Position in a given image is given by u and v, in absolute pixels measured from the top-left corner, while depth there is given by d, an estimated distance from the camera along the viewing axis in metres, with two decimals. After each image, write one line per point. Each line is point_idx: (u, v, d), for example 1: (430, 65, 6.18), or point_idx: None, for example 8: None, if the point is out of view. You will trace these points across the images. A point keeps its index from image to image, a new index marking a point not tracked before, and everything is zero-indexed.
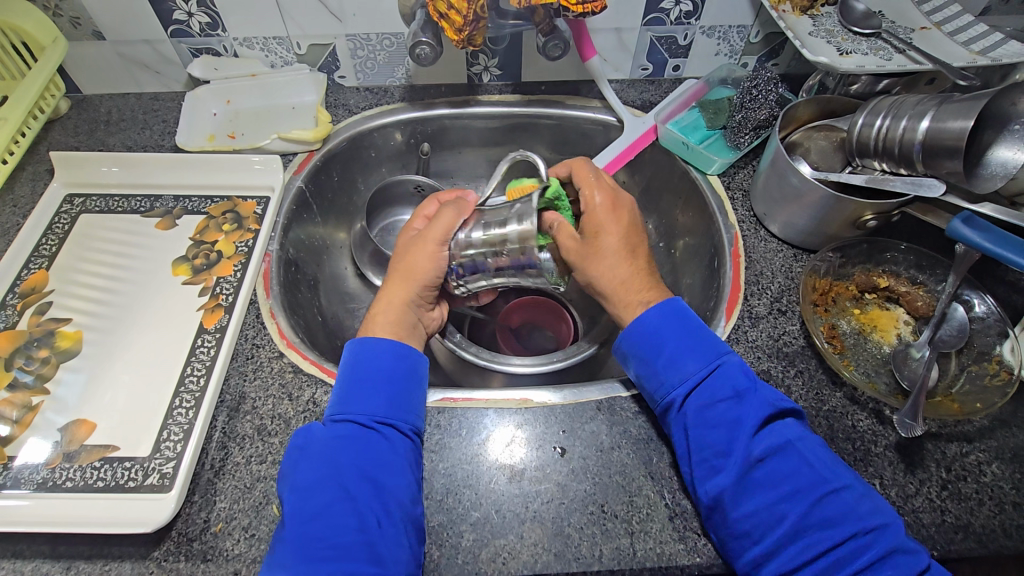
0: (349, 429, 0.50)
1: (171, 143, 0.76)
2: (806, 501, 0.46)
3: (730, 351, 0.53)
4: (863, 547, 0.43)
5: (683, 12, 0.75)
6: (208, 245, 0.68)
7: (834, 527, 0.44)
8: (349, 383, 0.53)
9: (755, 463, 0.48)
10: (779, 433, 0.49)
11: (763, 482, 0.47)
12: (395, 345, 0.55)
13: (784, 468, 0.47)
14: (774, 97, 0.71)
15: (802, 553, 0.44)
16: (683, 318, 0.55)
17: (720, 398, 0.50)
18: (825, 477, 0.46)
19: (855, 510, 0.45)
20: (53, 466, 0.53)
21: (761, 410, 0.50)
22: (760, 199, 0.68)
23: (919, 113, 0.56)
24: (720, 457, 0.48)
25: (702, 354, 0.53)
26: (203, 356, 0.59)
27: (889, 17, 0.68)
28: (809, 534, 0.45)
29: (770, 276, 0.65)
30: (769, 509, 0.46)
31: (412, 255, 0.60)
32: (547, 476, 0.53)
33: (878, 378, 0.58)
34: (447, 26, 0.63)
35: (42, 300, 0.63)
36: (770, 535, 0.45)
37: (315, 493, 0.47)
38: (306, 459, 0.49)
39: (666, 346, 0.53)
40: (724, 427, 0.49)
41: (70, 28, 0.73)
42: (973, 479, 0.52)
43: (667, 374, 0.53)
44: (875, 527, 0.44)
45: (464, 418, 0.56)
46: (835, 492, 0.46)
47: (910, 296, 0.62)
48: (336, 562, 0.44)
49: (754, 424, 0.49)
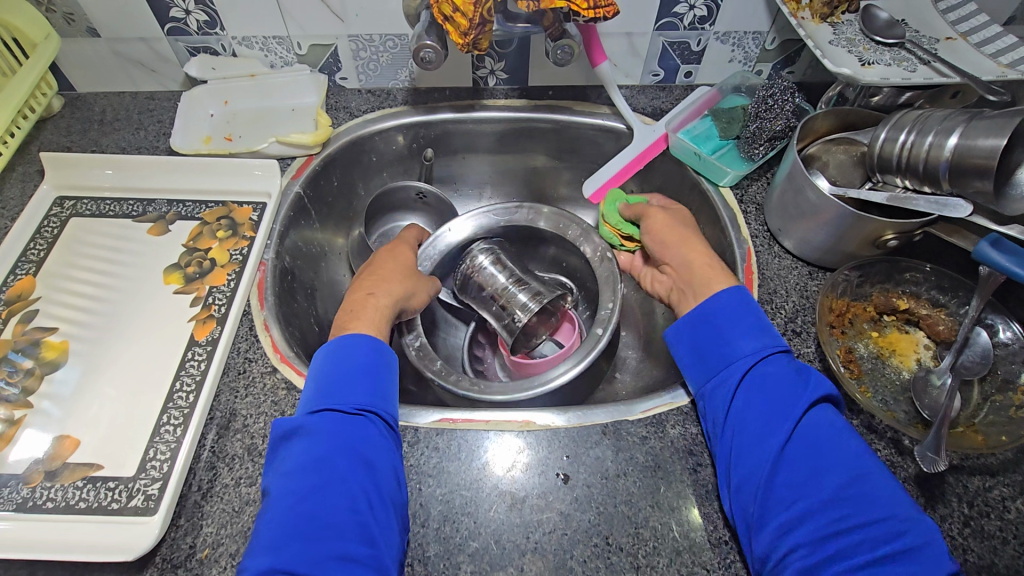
0: (341, 416, 0.48)
1: (166, 145, 0.73)
2: (846, 477, 0.44)
3: (786, 346, 0.52)
4: (893, 531, 0.41)
5: (697, 17, 0.72)
6: (201, 252, 0.66)
7: (867, 506, 0.42)
8: (339, 373, 0.51)
9: (800, 437, 0.47)
10: (829, 414, 0.48)
11: (805, 454, 0.46)
12: (371, 339, 0.54)
13: (831, 450, 0.45)
14: (791, 106, 0.67)
15: (834, 528, 0.42)
16: (752, 304, 0.54)
17: (779, 373, 0.50)
18: (867, 461, 0.45)
19: (891, 495, 0.43)
20: (33, 485, 0.50)
21: (819, 390, 0.49)
22: (775, 213, 0.66)
23: (945, 129, 0.53)
24: (770, 426, 0.47)
25: (768, 333, 0.52)
26: (193, 370, 0.57)
27: (912, 26, 0.66)
28: (841, 509, 0.43)
29: (784, 294, 0.63)
30: (806, 481, 0.45)
31: (403, 274, 0.65)
32: (549, 505, 0.50)
33: (897, 406, 0.56)
34: (452, 29, 0.60)
35: (29, 308, 0.61)
36: (804, 507, 0.43)
37: (312, 474, 0.45)
38: (297, 446, 0.47)
39: (740, 320, 0.53)
40: (773, 403, 0.48)
41: (63, 24, 0.70)
42: (996, 516, 0.50)
43: (735, 344, 0.52)
44: (908, 516, 0.42)
45: (464, 440, 0.53)
46: (873, 475, 0.44)
47: (931, 320, 0.59)
48: (328, 543, 0.42)
49: (807, 404, 0.48)
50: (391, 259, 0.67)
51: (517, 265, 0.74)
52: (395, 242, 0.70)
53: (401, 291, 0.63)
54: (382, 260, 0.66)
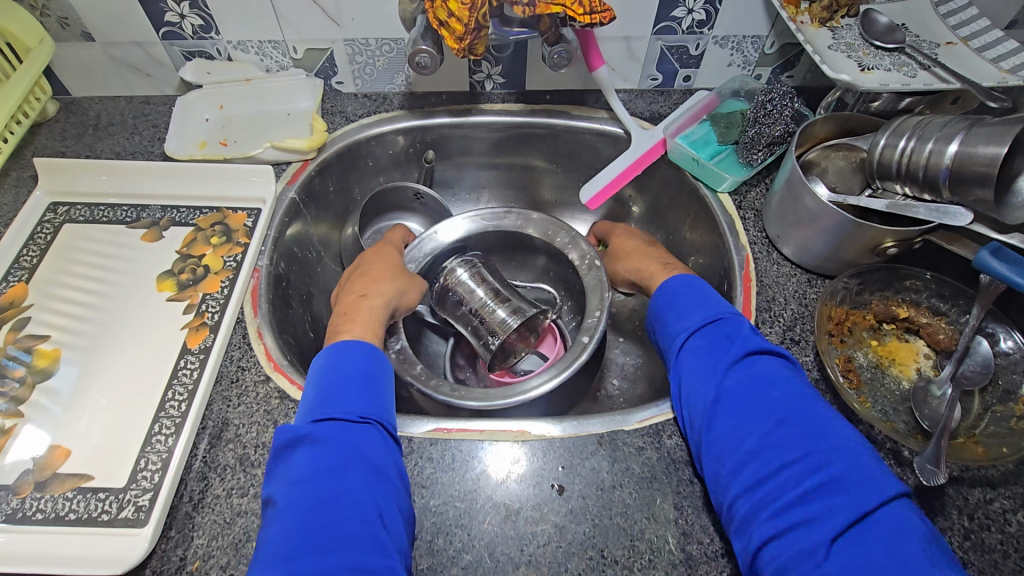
0: (347, 424, 0.47)
1: (160, 150, 0.73)
2: (771, 423, 0.45)
3: (727, 311, 0.54)
4: (810, 468, 0.42)
5: (695, 21, 0.72)
6: (195, 259, 0.66)
7: (790, 448, 0.43)
8: (343, 380, 0.50)
9: (728, 391, 0.48)
10: (758, 366, 0.49)
11: (733, 407, 0.47)
12: (369, 347, 0.54)
13: (754, 399, 0.47)
14: (790, 112, 0.67)
15: (758, 473, 0.43)
16: (694, 285, 0.57)
17: (710, 338, 0.52)
18: (796, 406, 0.46)
19: (817, 435, 0.44)
20: (23, 496, 0.50)
21: (746, 345, 0.50)
22: (774, 220, 0.65)
23: (946, 135, 0.53)
24: (703, 387, 0.49)
25: (704, 304, 0.55)
26: (185, 379, 0.56)
27: (912, 30, 0.65)
28: (767, 454, 0.44)
29: (783, 302, 0.62)
30: (733, 432, 0.46)
31: (395, 275, 0.65)
32: (544, 517, 0.50)
33: (897, 416, 0.55)
34: (447, 34, 0.60)
35: (21, 315, 0.60)
36: (732, 458, 0.45)
37: (319, 484, 0.44)
38: (304, 455, 0.45)
39: (678, 301, 0.56)
40: (703, 365, 0.50)
41: (58, 28, 0.70)
42: (997, 529, 0.49)
43: (674, 324, 0.55)
44: (833, 453, 0.42)
45: (458, 450, 0.53)
46: (801, 418, 0.45)
47: (931, 329, 0.59)
48: (342, 554, 0.41)
49: (733, 360, 0.49)
50: (380, 260, 0.66)
51: (500, 280, 0.73)
52: (381, 243, 0.70)
53: (394, 291, 0.63)
54: (373, 260, 0.66)
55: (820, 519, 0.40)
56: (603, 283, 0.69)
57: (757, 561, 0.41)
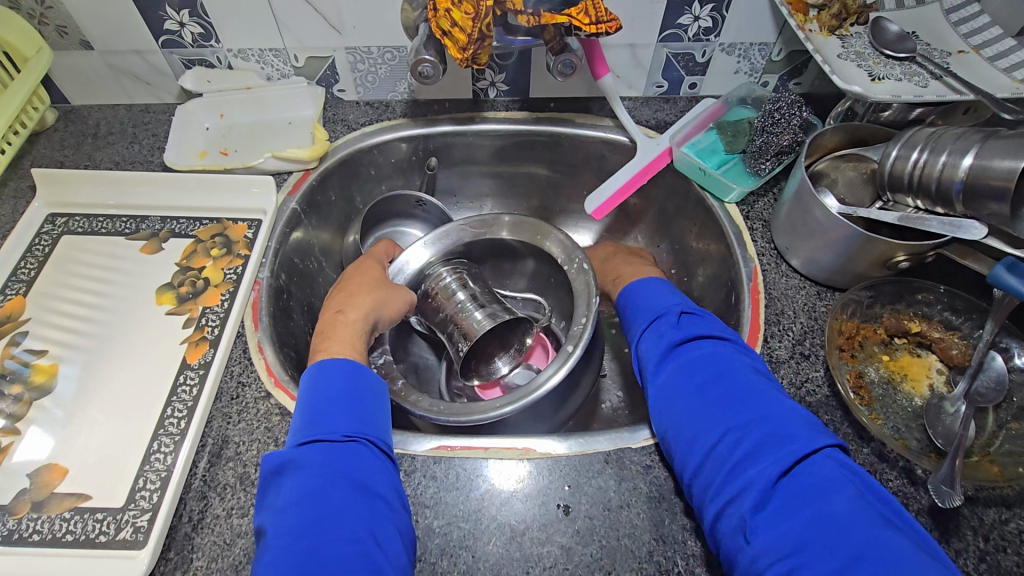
0: (330, 445, 0.47)
1: (160, 159, 0.72)
2: (703, 404, 0.47)
3: (670, 302, 0.56)
4: (734, 442, 0.44)
5: (702, 29, 0.71)
6: (195, 271, 0.65)
7: (717, 425, 0.46)
8: (322, 399, 0.50)
9: (667, 377, 0.51)
10: (692, 352, 0.51)
11: (670, 392, 0.50)
12: (348, 363, 0.53)
13: (687, 383, 0.49)
14: (798, 121, 0.66)
15: (696, 457, 0.46)
16: (648, 284, 0.60)
17: (652, 331, 0.55)
18: (724, 383, 0.48)
19: (741, 410, 0.46)
20: (19, 516, 0.49)
21: (680, 333, 0.53)
22: (783, 231, 0.64)
23: (960, 148, 0.52)
24: (648, 377, 0.52)
25: (650, 300, 0.58)
26: (184, 396, 0.55)
27: (923, 39, 0.64)
28: (700, 433, 0.46)
29: (792, 315, 0.61)
30: (672, 416, 0.49)
31: (373, 287, 0.64)
32: (550, 538, 0.49)
33: (909, 434, 0.54)
34: (450, 44, 0.59)
35: (18, 329, 0.60)
36: (674, 445, 0.48)
37: (306, 511, 0.43)
38: (289, 481, 0.45)
39: (629, 301, 0.60)
40: (647, 356, 0.53)
41: (56, 37, 0.69)
42: (1013, 551, 0.48)
43: (628, 323, 0.59)
44: (754, 425, 0.44)
45: (462, 468, 0.52)
46: (728, 395, 0.47)
47: (944, 343, 0.58)
48: None
49: (665, 350, 0.52)
50: (359, 274, 0.66)
51: (483, 287, 0.72)
52: (363, 258, 0.69)
53: (373, 304, 0.62)
54: (352, 274, 0.66)
55: (747, 489, 0.42)
56: (591, 287, 0.67)
57: (715, 540, 0.44)
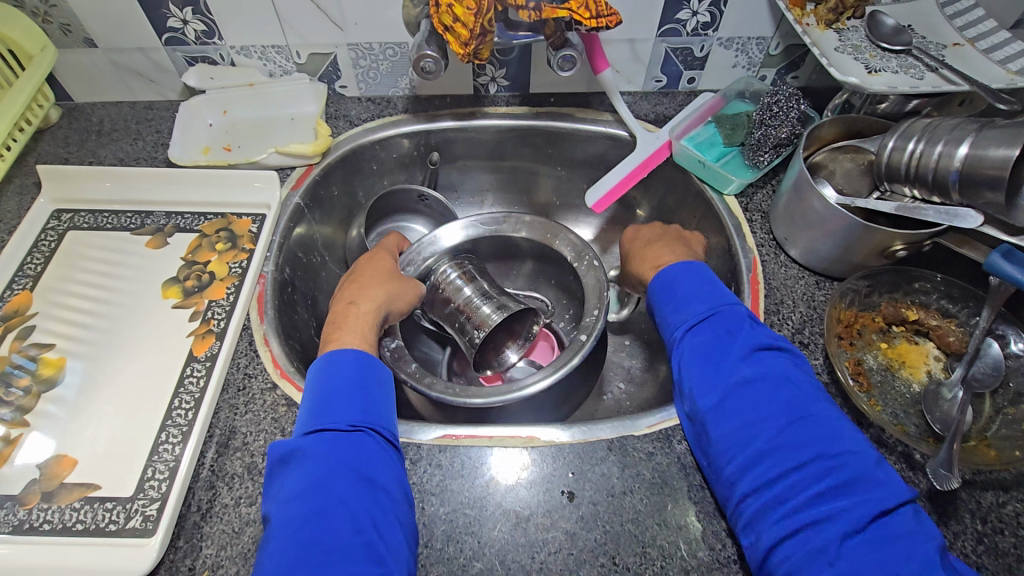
0: (336, 434, 0.47)
1: (164, 156, 0.73)
2: (784, 421, 0.46)
3: (733, 303, 0.54)
4: (823, 470, 0.43)
5: (700, 23, 0.71)
6: (200, 265, 0.65)
7: (802, 447, 0.44)
8: (331, 389, 0.50)
9: (737, 388, 0.48)
10: (765, 364, 0.49)
11: (743, 404, 0.47)
12: (357, 355, 0.53)
13: (766, 396, 0.47)
14: (796, 113, 0.67)
15: (771, 478, 0.44)
16: (699, 274, 0.57)
17: (712, 334, 0.52)
18: (804, 404, 0.47)
19: (826, 435, 0.45)
20: (30, 506, 0.49)
21: (750, 342, 0.50)
22: (781, 222, 0.65)
23: (956, 138, 0.52)
24: (706, 380, 0.50)
25: (706, 298, 0.54)
26: (191, 387, 0.56)
27: (919, 32, 0.65)
28: (779, 451, 0.45)
29: (791, 304, 0.62)
30: (742, 429, 0.47)
31: (385, 279, 0.64)
32: (555, 523, 0.49)
33: (907, 419, 0.55)
34: (452, 39, 0.60)
35: (25, 323, 0.60)
36: (742, 454, 0.46)
37: (309, 500, 0.44)
38: (294, 469, 0.45)
39: (676, 293, 0.56)
40: (707, 360, 0.51)
41: (60, 35, 0.70)
42: (1011, 533, 0.49)
43: (673, 315, 0.55)
44: (845, 453, 0.44)
45: (467, 457, 0.53)
46: (810, 417, 0.46)
47: (942, 331, 0.58)
48: (333, 567, 0.40)
49: (739, 354, 0.50)
50: (370, 266, 0.66)
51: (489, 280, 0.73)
52: (376, 249, 0.70)
53: (385, 296, 0.62)
54: (364, 265, 0.66)
55: (836, 519, 0.41)
56: (603, 283, 0.70)
57: (765, 557, 0.43)
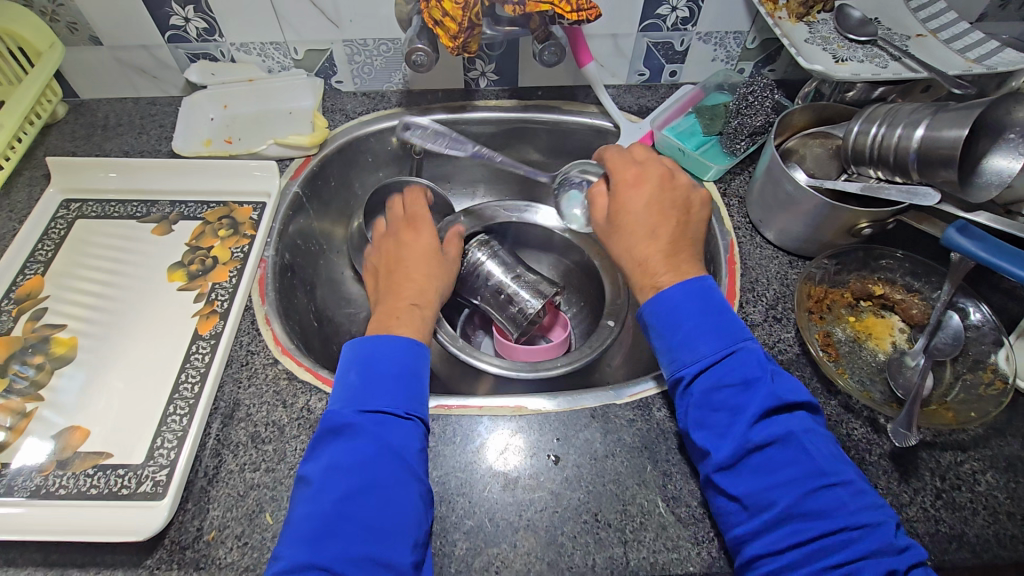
0: (385, 418, 0.49)
1: (168, 148, 0.76)
2: (801, 490, 0.44)
3: (749, 345, 0.51)
4: (840, 545, 0.42)
5: (679, 18, 0.75)
6: (204, 251, 0.68)
7: (821, 518, 0.43)
8: (381, 372, 0.52)
9: (754, 450, 0.46)
10: (782, 424, 0.47)
11: (760, 468, 0.46)
12: (412, 344, 0.55)
13: (783, 459, 0.46)
14: (770, 103, 0.71)
15: (784, 547, 0.43)
16: (709, 299, 0.53)
17: (728, 384, 0.49)
18: (823, 470, 0.45)
19: (846, 505, 0.44)
20: (47, 473, 0.53)
21: (767, 401, 0.47)
22: (756, 206, 0.68)
23: (913, 121, 0.56)
24: (720, 437, 0.48)
25: (719, 338, 0.51)
26: (197, 363, 0.59)
27: (884, 24, 0.68)
28: (797, 521, 0.44)
29: (765, 283, 0.66)
30: (760, 493, 0.45)
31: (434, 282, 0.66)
32: (541, 484, 0.53)
33: (873, 387, 0.58)
34: (442, 33, 0.63)
35: (38, 306, 0.63)
36: (760, 516, 0.45)
37: (354, 471, 0.46)
38: (342, 439, 0.48)
39: (683, 326, 0.52)
40: (723, 414, 0.48)
41: (67, 33, 0.73)
42: (967, 489, 0.52)
43: (680, 353, 0.52)
44: (863, 525, 0.43)
45: (459, 425, 0.56)
46: (830, 486, 0.45)
47: (905, 304, 0.62)
48: (362, 545, 0.43)
49: (756, 414, 0.47)
50: (420, 263, 0.67)
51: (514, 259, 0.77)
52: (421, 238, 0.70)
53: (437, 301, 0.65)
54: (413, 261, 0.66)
55: None
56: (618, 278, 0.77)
57: None
